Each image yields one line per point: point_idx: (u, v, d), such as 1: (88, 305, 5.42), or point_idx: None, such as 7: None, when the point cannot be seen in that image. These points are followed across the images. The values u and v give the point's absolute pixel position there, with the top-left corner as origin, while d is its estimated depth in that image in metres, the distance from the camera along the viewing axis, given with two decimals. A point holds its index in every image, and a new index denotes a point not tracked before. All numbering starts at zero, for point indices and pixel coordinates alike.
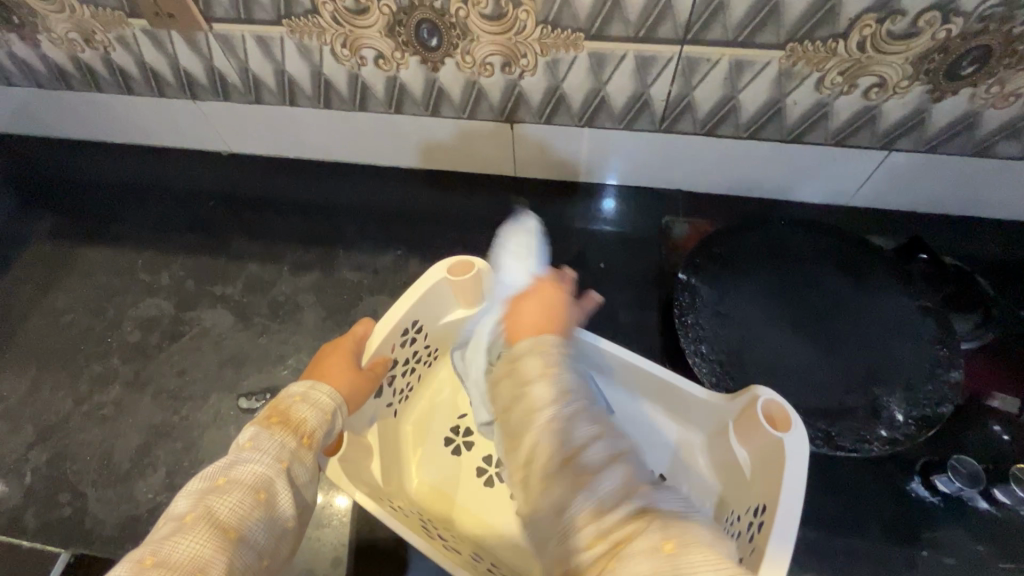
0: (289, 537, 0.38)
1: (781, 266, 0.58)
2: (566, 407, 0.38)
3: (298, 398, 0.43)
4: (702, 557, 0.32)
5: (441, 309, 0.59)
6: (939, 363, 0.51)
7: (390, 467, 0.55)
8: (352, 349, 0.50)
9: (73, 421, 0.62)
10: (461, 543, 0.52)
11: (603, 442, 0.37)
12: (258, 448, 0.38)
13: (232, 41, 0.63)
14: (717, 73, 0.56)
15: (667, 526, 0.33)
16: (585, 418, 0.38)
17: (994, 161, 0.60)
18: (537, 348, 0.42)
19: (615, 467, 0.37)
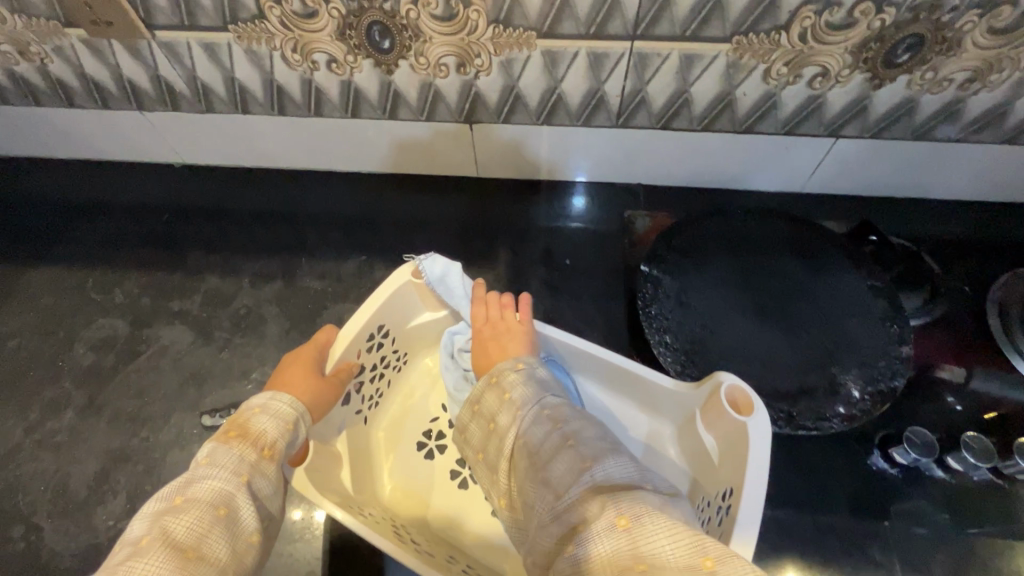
0: (256, 553, 0.37)
1: (740, 254, 0.59)
2: (523, 418, 0.41)
3: (257, 410, 0.42)
4: (655, 523, 0.30)
5: (408, 312, 0.59)
6: (891, 339, 0.53)
7: (361, 476, 0.54)
8: (314, 356, 0.50)
9: (23, 451, 0.58)
10: (437, 547, 0.51)
11: (557, 431, 0.39)
12: (217, 464, 0.37)
13: (177, 49, 0.61)
14: (668, 67, 0.57)
15: (618, 503, 0.32)
16: (540, 420, 0.40)
17: (933, 144, 0.63)
18: (491, 381, 0.46)
19: (563, 454, 0.37)
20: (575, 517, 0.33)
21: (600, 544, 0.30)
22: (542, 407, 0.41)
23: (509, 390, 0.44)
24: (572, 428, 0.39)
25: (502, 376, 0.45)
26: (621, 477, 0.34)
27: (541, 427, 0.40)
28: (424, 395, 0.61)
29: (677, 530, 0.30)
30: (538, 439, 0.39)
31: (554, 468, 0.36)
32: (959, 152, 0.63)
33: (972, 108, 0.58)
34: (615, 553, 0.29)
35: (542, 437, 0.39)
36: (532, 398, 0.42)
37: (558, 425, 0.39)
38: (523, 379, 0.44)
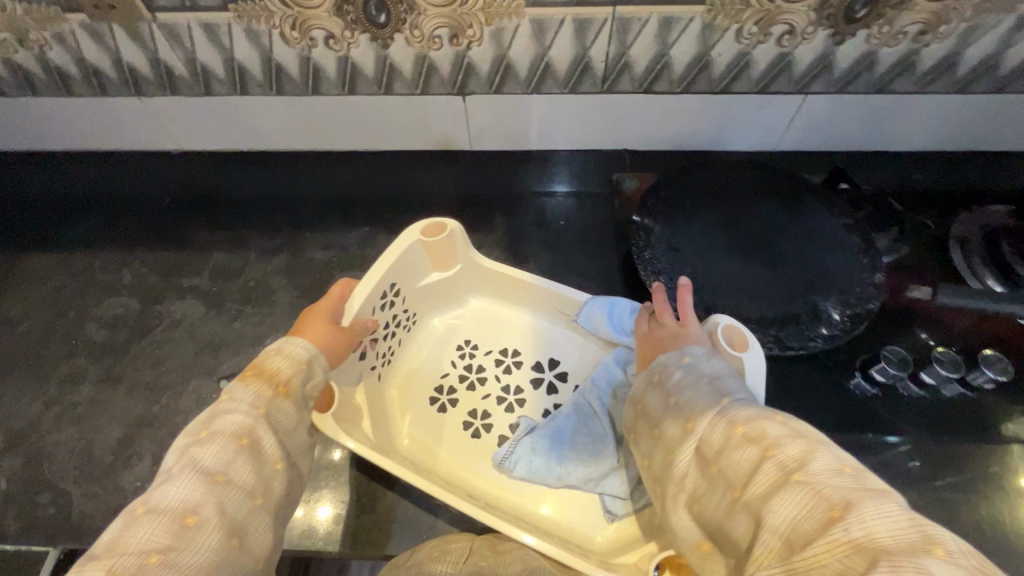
0: (284, 480, 0.40)
1: (724, 203, 0.63)
2: (709, 437, 0.34)
3: (272, 351, 0.44)
4: None
5: (416, 274, 0.62)
6: (865, 269, 0.57)
7: (379, 425, 0.57)
8: (330, 308, 0.52)
9: (44, 423, 0.59)
10: (458, 489, 0.55)
11: (770, 460, 0.30)
12: (233, 401, 0.40)
13: (177, 30, 0.63)
14: (649, 30, 0.62)
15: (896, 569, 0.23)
16: (732, 439, 0.33)
17: (893, 97, 0.68)
18: (654, 380, 0.42)
19: (783, 486, 0.29)
20: None
21: None
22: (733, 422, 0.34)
23: (676, 394, 0.39)
24: (793, 459, 0.30)
25: (665, 374, 0.41)
26: (893, 539, 0.25)
27: (739, 454, 0.32)
28: (433, 353, 0.65)
29: None
30: (741, 468, 0.31)
31: (778, 510, 0.28)
32: (917, 103, 0.69)
33: (925, 60, 0.64)
34: None
35: (746, 468, 0.31)
36: (713, 405, 0.36)
37: (769, 452, 0.31)
38: (690, 381, 0.39)
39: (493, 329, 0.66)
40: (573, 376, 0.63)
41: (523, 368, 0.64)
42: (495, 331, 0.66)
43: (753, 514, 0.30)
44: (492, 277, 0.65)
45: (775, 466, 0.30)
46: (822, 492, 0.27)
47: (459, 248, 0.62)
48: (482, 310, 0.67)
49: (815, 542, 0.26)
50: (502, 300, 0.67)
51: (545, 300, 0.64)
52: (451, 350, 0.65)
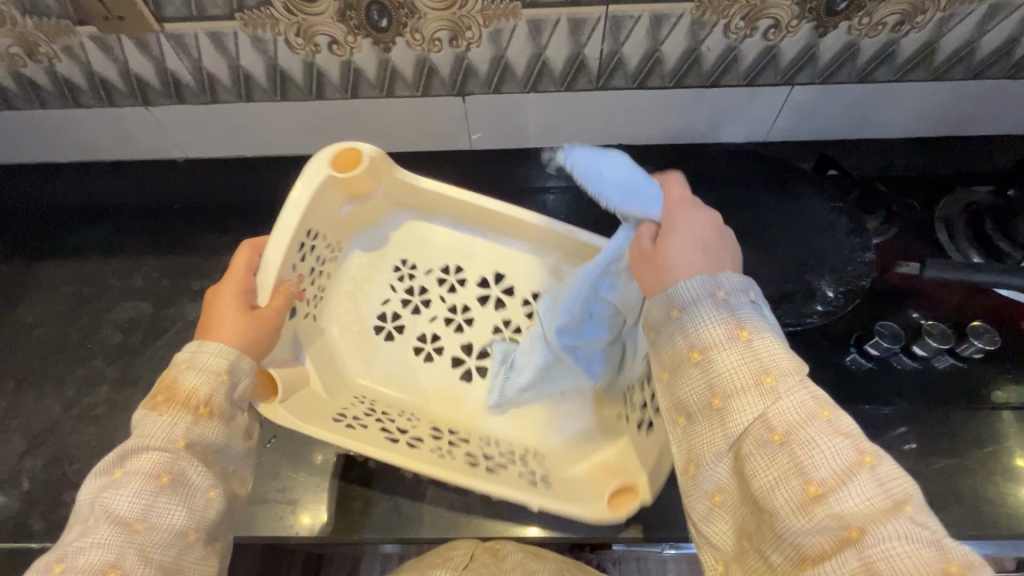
0: (221, 501, 0.41)
1: (718, 191, 0.66)
2: (795, 410, 0.34)
3: (183, 365, 0.43)
4: None
5: (330, 206, 0.61)
6: (857, 248, 0.60)
7: (330, 380, 0.60)
8: (239, 292, 0.49)
9: (65, 425, 0.61)
10: (420, 424, 0.59)
11: (869, 475, 0.32)
12: (145, 436, 0.40)
13: (185, 40, 0.65)
14: (641, 27, 0.64)
15: None
16: (822, 425, 0.33)
17: (876, 86, 0.71)
18: (718, 299, 0.38)
19: (890, 510, 0.30)
20: None
21: None
22: (821, 412, 0.34)
23: (748, 330, 0.37)
24: (894, 484, 0.31)
25: (730, 301, 0.38)
26: None
27: (837, 451, 0.32)
28: (368, 279, 0.67)
29: None
30: (833, 468, 0.32)
31: (879, 534, 0.29)
32: (899, 91, 0.72)
33: (904, 49, 0.67)
34: None
35: (840, 469, 0.32)
36: (795, 372, 0.36)
37: (869, 463, 0.32)
38: (766, 327, 0.38)
39: (427, 247, 0.67)
40: (518, 289, 0.66)
41: (467, 287, 0.66)
42: (428, 249, 0.67)
43: (833, 514, 0.31)
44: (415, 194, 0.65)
45: (871, 480, 0.32)
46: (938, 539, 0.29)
47: (373, 171, 0.61)
48: (411, 228, 0.68)
49: None
50: (429, 213, 0.68)
51: (476, 213, 0.65)
52: (387, 272, 0.67)
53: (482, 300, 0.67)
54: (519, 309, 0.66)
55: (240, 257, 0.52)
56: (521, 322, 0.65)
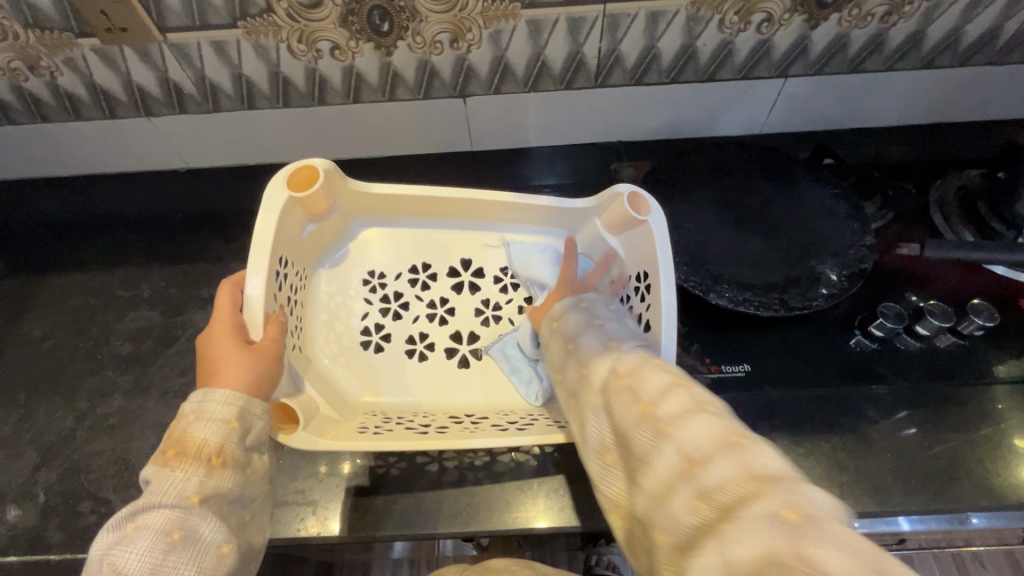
0: (234, 559, 0.38)
1: (719, 182, 0.67)
2: (628, 357, 0.40)
3: (192, 417, 0.41)
4: (838, 531, 0.24)
5: (294, 230, 0.59)
6: (855, 233, 0.62)
7: (339, 405, 0.60)
8: (230, 332, 0.48)
9: (78, 436, 0.61)
10: (438, 416, 0.61)
11: (682, 388, 0.35)
12: (155, 494, 0.38)
13: (187, 49, 0.65)
14: (637, 25, 0.66)
15: (785, 491, 0.27)
16: (646, 361, 0.38)
17: (866, 76, 0.73)
18: (578, 306, 0.50)
19: (695, 409, 0.33)
20: (727, 500, 0.28)
21: (761, 536, 0.25)
22: (648, 357, 0.39)
23: (600, 322, 0.47)
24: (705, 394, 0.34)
25: (589, 306, 0.50)
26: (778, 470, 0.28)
27: (657, 377, 0.36)
28: (341, 300, 0.66)
29: (862, 547, 0.24)
30: (655, 388, 0.35)
31: (688, 433, 0.32)
32: (889, 80, 0.74)
33: (893, 39, 0.69)
34: (777, 549, 0.24)
35: (660, 387, 0.35)
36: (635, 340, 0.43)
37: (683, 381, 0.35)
38: (616, 320, 0.47)
39: (392, 251, 0.69)
40: (487, 269, 0.70)
41: (440, 279, 0.69)
42: (395, 255, 0.69)
43: (655, 425, 0.33)
44: (373, 203, 0.66)
45: (686, 393, 0.34)
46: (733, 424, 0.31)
47: (329, 185, 0.60)
48: (372, 235, 0.69)
49: (718, 463, 0.29)
50: (389, 217, 0.69)
51: (439, 208, 0.66)
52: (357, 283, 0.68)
53: (455, 288, 0.70)
54: (492, 286, 0.70)
55: (222, 296, 0.50)
56: (497, 298, 0.70)
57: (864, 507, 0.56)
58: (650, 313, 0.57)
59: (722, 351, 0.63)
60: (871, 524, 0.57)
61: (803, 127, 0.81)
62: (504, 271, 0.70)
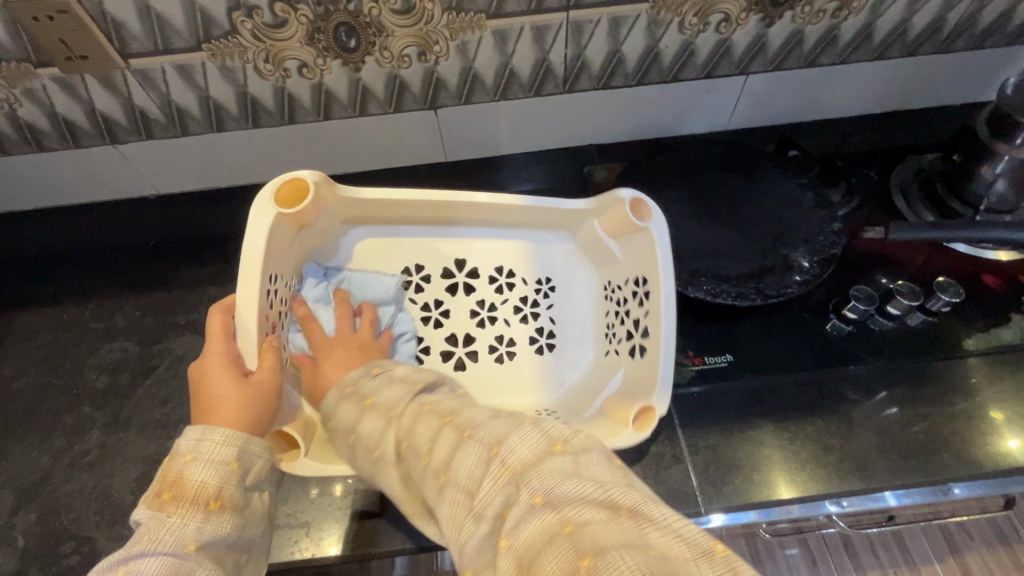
0: None
1: (690, 178, 0.69)
2: (403, 421, 0.41)
3: (189, 458, 0.41)
4: (570, 489, 0.30)
5: (283, 244, 0.56)
6: (824, 221, 0.64)
7: None
8: (227, 364, 0.47)
9: (56, 475, 0.60)
10: None
11: (448, 425, 0.38)
12: (150, 540, 0.37)
13: (151, 74, 0.64)
14: (601, 30, 0.67)
15: (529, 482, 0.31)
16: (420, 420, 0.40)
17: (823, 70, 0.76)
18: (343, 394, 0.47)
19: (457, 443, 0.36)
20: (499, 506, 0.32)
21: (526, 532, 0.29)
22: (418, 413, 0.41)
23: (367, 393, 0.46)
24: (466, 420, 0.38)
25: (355, 386, 0.48)
26: (528, 455, 0.33)
27: (429, 434, 0.38)
28: None
29: (591, 494, 0.30)
30: (429, 443, 0.37)
31: (455, 466, 0.35)
32: (844, 73, 0.77)
33: (845, 33, 0.71)
34: (542, 530, 0.29)
35: (432, 441, 0.37)
36: (407, 395, 0.43)
37: (447, 419, 0.38)
38: (382, 380, 0.47)
39: (386, 255, 0.67)
40: (481, 269, 0.68)
41: (433, 281, 0.68)
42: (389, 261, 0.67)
43: (439, 479, 0.35)
44: (363, 211, 0.63)
45: (451, 427, 0.37)
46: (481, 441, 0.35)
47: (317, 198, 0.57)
48: (364, 239, 0.67)
49: (485, 480, 0.33)
50: (382, 224, 0.67)
51: (432, 213, 0.64)
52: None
53: (450, 290, 0.69)
54: (487, 287, 0.69)
55: (214, 324, 0.50)
56: (492, 299, 0.69)
57: (850, 485, 0.57)
58: (648, 320, 0.58)
59: (704, 343, 0.64)
60: (859, 502, 0.61)
61: (767, 121, 0.84)
62: (499, 271, 0.69)
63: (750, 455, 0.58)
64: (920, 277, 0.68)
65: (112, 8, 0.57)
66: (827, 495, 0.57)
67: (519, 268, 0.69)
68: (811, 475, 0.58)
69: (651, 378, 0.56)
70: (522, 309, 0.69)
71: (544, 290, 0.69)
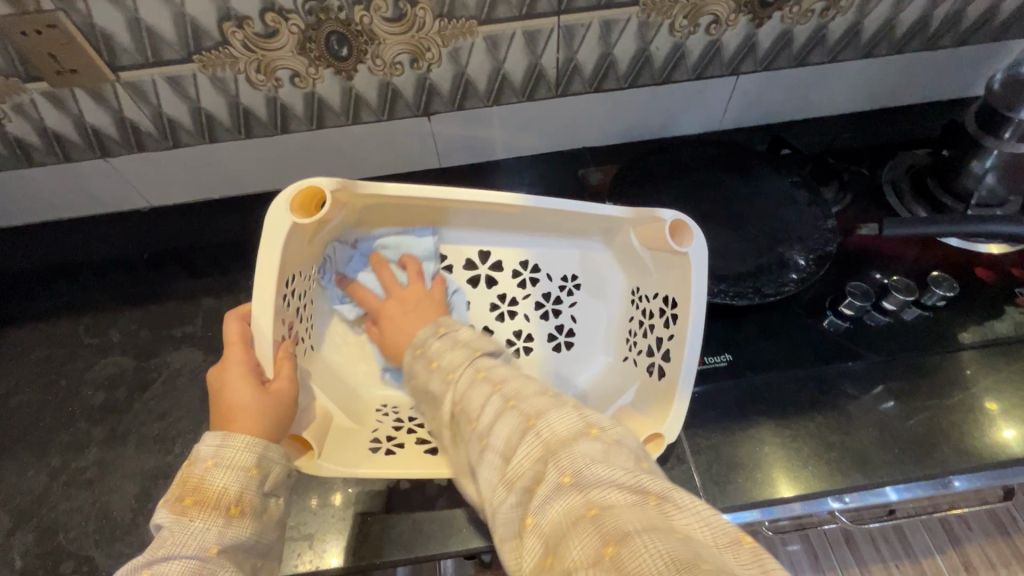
0: None
1: (684, 179, 0.69)
2: (459, 384, 0.41)
3: (210, 463, 0.40)
4: (598, 472, 0.31)
5: (301, 247, 0.54)
6: (818, 218, 0.64)
7: (353, 407, 0.61)
8: (246, 369, 0.46)
9: (54, 493, 0.59)
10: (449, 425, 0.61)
11: (497, 392, 0.39)
12: (175, 544, 0.37)
13: (142, 87, 0.64)
14: (592, 34, 0.67)
15: (560, 461, 0.32)
16: (476, 383, 0.40)
17: (813, 68, 0.77)
18: (416, 353, 0.48)
19: (502, 412, 0.37)
20: (529, 479, 0.33)
21: (553, 506, 0.31)
22: (475, 376, 0.41)
23: (434, 357, 0.46)
24: (517, 389, 0.38)
25: (424, 345, 0.48)
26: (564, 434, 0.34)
27: (480, 395, 0.39)
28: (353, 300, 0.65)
29: (618, 477, 0.31)
30: (479, 405, 0.39)
31: (497, 433, 0.36)
32: (834, 71, 0.77)
33: (833, 32, 0.72)
34: (569, 507, 0.30)
35: (480, 405, 0.39)
36: (465, 360, 0.43)
37: (497, 386, 0.39)
38: (444, 343, 0.46)
39: None
40: (505, 263, 0.68)
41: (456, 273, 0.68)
42: None
43: (481, 441, 0.37)
44: (382, 210, 0.61)
45: (499, 394, 0.38)
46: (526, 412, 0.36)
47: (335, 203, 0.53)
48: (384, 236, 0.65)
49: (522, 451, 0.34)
50: (403, 220, 0.64)
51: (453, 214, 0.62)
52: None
53: (472, 283, 0.69)
54: (509, 280, 0.68)
55: (231, 329, 0.48)
56: (514, 292, 0.69)
57: (852, 481, 0.57)
58: (672, 346, 0.57)
59: (703, 343, 0.65)
60: (860, 497, 0.62)
61: (759, 121, 0.84)
62: (524, 265, 0.68)
63: (752, 453, 0.59)
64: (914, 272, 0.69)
65: (101, 21, 0.56)
66: (830, 491, 0.57)
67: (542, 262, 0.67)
68: (812, 471, 0.58)
69: (667, 401, 0.56)
70: (543, 306, 0.69)
71: (568, 287, 0.69)
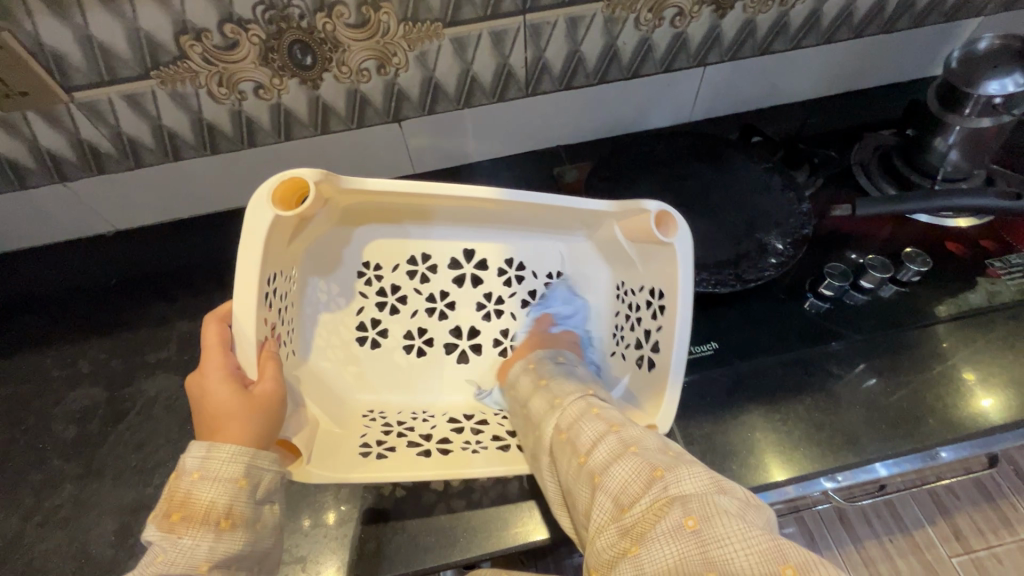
0: None
1: (660, 171, 0.70)
2: (572, 412, 0.47)
3: (196, 476, 0.39)
4: (725, 526, 0.33)
5: (281, 247, 0.52)
6: (793, 202, 0.65)
7: (339, 413, 0.60)
8: (229, 372, 0.44)
9: (27, 535, 0.56)
10: (439, 428, 0.61)
11: (614, 435, 0.43)
12: (165, 562, 0.36)
13: (98, 107, 0.61)
14: (559, 32, 0.67)
15: (687, 504, 0.35)
16: (586, 418, 0.46)
17: (778, 56, 0.78)
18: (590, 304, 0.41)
19: (620, 454, 0.41)
20: (643, 524, 0.36)
21: (670, 542, 0.33)
22: (585, 410, 0.47)
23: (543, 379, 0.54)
24: (634, 436, 0.42)
25: (541, 367, 0.57)
26: (692, 486, 0.36)
27: (593, 430, 0.44)
28: (337, 303, 0.64)
29: (751, 540, 0.32)
30: (594, 443, 0.43)
31: (615, 474, 0.40)
32: (798, 58, 0.79)
33: (794, 20, 0.73)
34: (684, 552, 0.33)
35: (595, 441, 0.43)
36: (578, 392, 0.50)
37: (615, 428, 0.44)
38: (557, 371, 0.55)
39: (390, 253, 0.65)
40: (490, 261, 0.67)
41: (440, 273, 0.67)
42: (394, 253, 0.65)
43: (591, 478, 0.41)
44: (365, 206, 0.60)
45: (617, 438, 0.42)
46: (650, 460, 0.39)
47: (317, 197, 0.51)
48: (369, 236, 0.64)
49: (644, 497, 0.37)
50: (390, 223, 0.64)
51: (441, 208, 0.61)
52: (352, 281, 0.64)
53: (456, 281, 0.68)
54: (495, 279, 0.68)
55: (209, 334, 0.45)
56: (501, 291, 0.69)
57: (844, 460, 0.58)
58: (661, 336, 0.57)
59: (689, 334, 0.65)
60: (853, 475, 0.62)
61: (728, 111, 0.85)
62: (509, 263, 0.68)
63: (744, 439, 0.59)
64: (889, 250, 0.70)
65: (50, 41, 0.54)
66: (822, 472, 0.58)
67: (528, 261, 0.68)
68: (804, 453, 0.58)
69: (660, 386, 0.55)
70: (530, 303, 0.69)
71: (553, 283, 0.69)
